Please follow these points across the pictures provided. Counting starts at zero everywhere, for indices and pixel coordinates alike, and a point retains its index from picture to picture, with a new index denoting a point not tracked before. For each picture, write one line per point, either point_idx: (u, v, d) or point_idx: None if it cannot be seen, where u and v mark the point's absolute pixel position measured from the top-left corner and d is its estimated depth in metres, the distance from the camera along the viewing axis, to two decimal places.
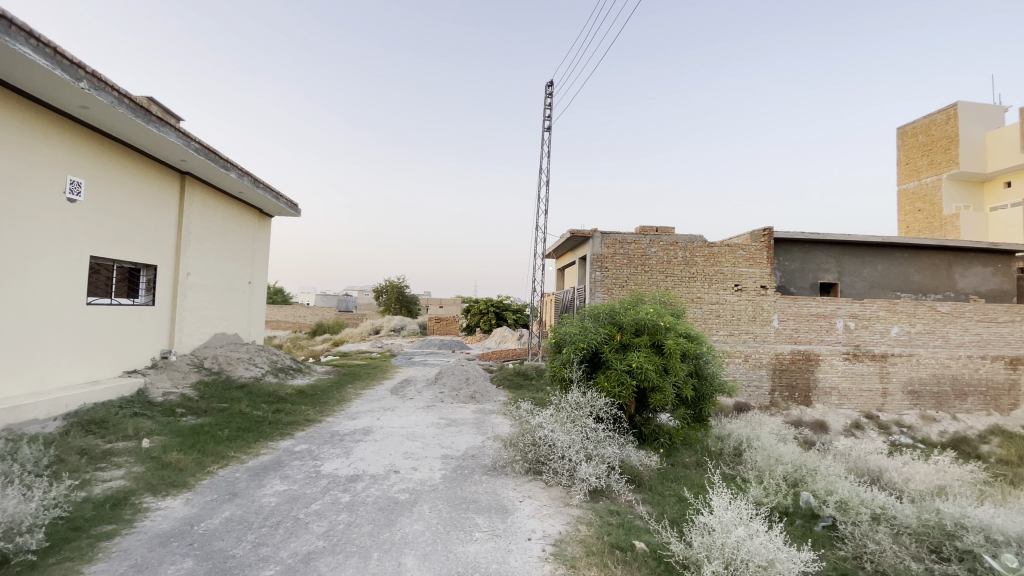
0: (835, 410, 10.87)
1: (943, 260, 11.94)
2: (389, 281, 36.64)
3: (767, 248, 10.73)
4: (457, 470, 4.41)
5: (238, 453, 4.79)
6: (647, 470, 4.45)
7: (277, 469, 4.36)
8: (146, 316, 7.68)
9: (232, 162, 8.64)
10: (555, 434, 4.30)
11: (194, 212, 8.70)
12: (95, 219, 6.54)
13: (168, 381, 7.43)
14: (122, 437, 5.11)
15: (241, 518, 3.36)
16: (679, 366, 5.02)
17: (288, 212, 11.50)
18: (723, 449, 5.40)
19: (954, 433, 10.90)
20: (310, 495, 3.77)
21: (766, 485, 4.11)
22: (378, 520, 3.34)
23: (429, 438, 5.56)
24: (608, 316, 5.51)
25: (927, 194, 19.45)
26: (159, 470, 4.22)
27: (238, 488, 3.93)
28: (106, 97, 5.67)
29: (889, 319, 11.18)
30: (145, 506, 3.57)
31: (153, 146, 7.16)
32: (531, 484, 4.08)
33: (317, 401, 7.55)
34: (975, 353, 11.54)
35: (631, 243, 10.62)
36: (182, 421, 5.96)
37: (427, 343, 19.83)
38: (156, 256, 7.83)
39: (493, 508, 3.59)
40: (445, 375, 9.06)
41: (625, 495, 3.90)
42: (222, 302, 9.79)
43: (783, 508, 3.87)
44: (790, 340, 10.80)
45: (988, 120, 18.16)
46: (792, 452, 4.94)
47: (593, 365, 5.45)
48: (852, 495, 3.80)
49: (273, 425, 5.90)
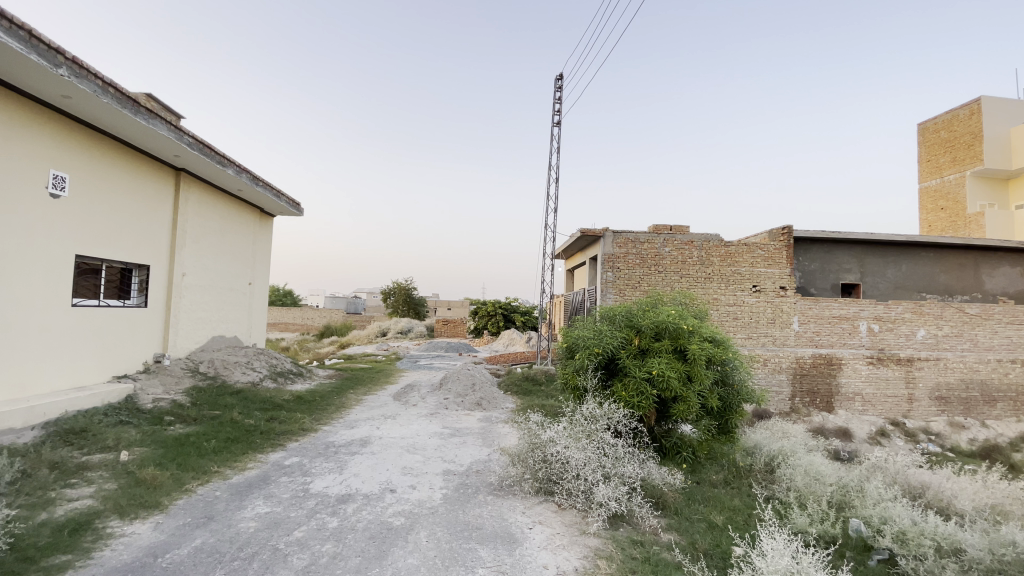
0: (859, 417, 10.27)
1: (971, 259, 11.31)
2: (396, 283, 36.27)
3: (786, 247, 10.21)
4: (459, 490, 3.97)
5: (221, 468, 4.41)
6: (672, 490, 3.99)
7: (261, 488, 3.95)
8: (138, 318, 7.36)
9: (229, 158, 8.32)
10: (568, 451, 3.84)
11: (190, 211, 8.39)
12: (81, 215, 6.22)
13: (160, 388, 7.08)
14: (101, 449, 4.76)
15: (212, 549, 2.96)
16: (703, 373, 4.56)
17: (290, 211, 11.19)
18: (753, 464, 4.89)
19: (986, 442, 10.25)
20: (294, 519, 3.36)
21: (809, 510, 3.59)
22: (368, 552, 2.92)
23: (431, 450, 5.13)
24: (624, 318, 5.09)
25: (950, 191, 18.69)
26: (131, 488, 3.84)
27: (215, 510, 3.53)
28: (88, 85, 5.34)
29: (915, 321, 10.60)
30: (109, 531, 3.20)
31: (145, 141, 6.88)
32: (542, 508, 3.64)
33: (314, 408, 7.16)
34: (1005, 357, 10.90)
35: (643, 242, 10.14)
36: (169, 430, 5.60)
37: (433, 346, 19.40)
38: (149, 255, 7.52)
39: (499, 537, 3.15)
40: (448, 381, 8.65)
41: (649, 520, 3.45)
42: (219, 304, 9.47)
43: (830, 537, 3.34)
44: (811, 344, 10.25)
45: (1014, 114, 17.43)
46: (833, 469, 4.42)
47: (608, 373, 5.00)
48: (912, 524, 3.28)
49: (265, 435, 5.52)
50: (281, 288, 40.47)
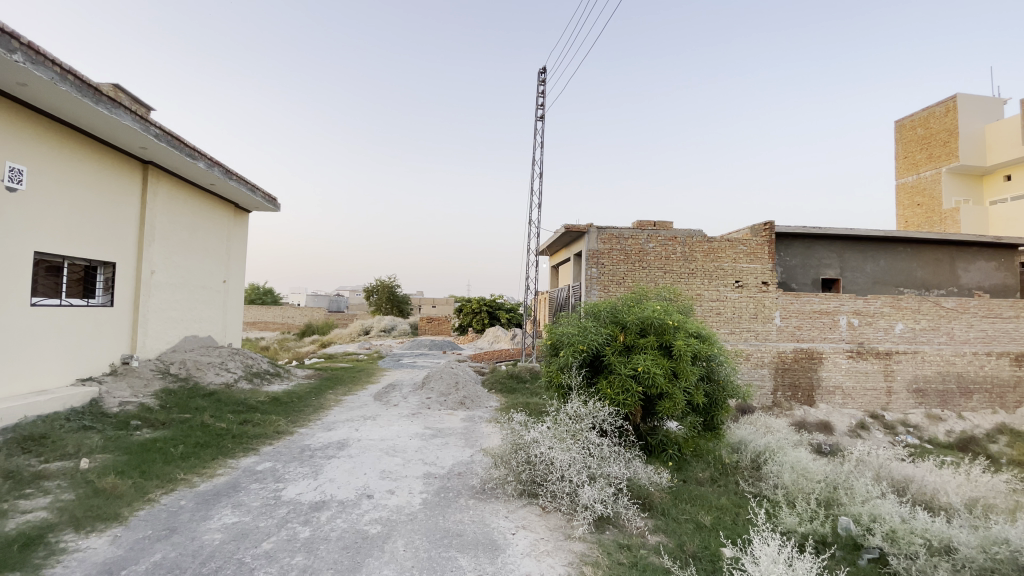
0: (839, 410, 10.41)
1: (946, 254, 11.53)
2: (380, 280, 35.77)
3: (768, 243, 10.26)
4: (440, 494, 3.82)
5: (188, 475, 4.18)
6: (658, 490, 3.91)
7: (230, 496, 3.74)
8: (104, 317, 7.02)
9: (200, 151, 7.99)
10: (553, 452, 3.72)
11: (159, 205, 8.04)
12: (40, 210, 5.88)
13: (128, 390, 6.75)
14: (61, 457, 4.49)
15: (173, 564, 2.76)
16: (689, 369, 4.48)
17: (266, 206, 10.87)
18: (739, 461, 4.84)
19: (962, 433, 10.46)
20: (263, 529, 3.17)
21: (798, 509, 3.52)
22: (342, 564, 2.75)
23: (411, 452, 4.96)
24: (609, 315, 4.98)
25: (926, 188, 19.09)
26: (89, 499, 3.60)
27: (178, 521, 3.32)
28: (45, 72, 5.01)
29: (894, 315, 10.75)
30: (62, 546, 2.96)
31: (109, 132, 6.55)
32: (526, 511, 3.52)
33: (291, 410, 6.92)
34: (980, 349, 11.14)
35: (627, 238, 10.08)
36: (135, 435, 5.32)
37: (417, 344, 19.17)
38: (115, 252, 7.20)
39: (481, 544, 3.01)
40: (431, 379, 8.47)
41: (636, 522, 3.35)
42: (191, 303, 9.11)
43: (821, 537, 3.27)
44: (793, 338, 10.33)
45: (987, 112, 17.86)
46: (819, 465, 4.39)
47: (593, 370, 4.90)
48: (902, 522, 3.24)
49: (237, 439, 5.28)
50: (261, 286, 39.68)
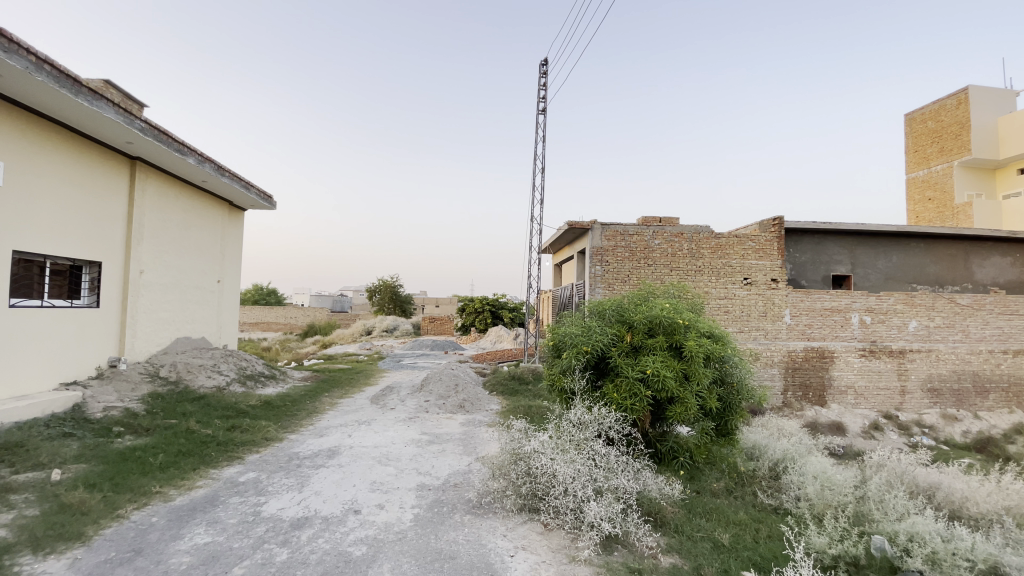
0: (851, 411, 10.06)
1: (960, 249, 11.12)
2: (381, 280, 35.48)
3: (778, 238, 9.91)
4: (434, 508, 3.52)
5: (165, 488, 3.90)
6: (670, 504, 3.61)
7: (205, 512, 3.45)
8: (89, 318, 6.76)
9: (189, 147, 7.71)
10: (555, 464, 3.42)
11: (147, 203, 7.78)
12: (18, 208, 5.62)
13: (114, 395, 6.49)
14: (32, 467, 4.21)
15: None
16: (702, 372, 4.17)
17: (261, 203, 10.60)
18: (755, 470, 4.52)
19: (978, 434, 10.08)
20: (236, 552, 2.88)
21: (827, 528, 3.20)
22: None
23: (405, 461, 4.68)
24: (615, 314, 4.67)
25: (937, 182, 18.66)
26: (53, 515, 3.30)
27: (145, 542, 3.04)
28: (20, 61, 4.74)
29: (907, 312, 10.39)
30: (15, 571, 2.67)
31: (92, 125, 6.28)
32: (526, 529, 3.22)
33: (282, 415, 6.65)
34: (997, 347, 10.76)
35: (632, 234, 9.75)
36: (115, 442, 5.05)
37: (419, 344, 18.89)
38: (101, 251, 6.95)
39: (475, 568, 2.72)
40: (430, 381, 8.18)
41: (647, 542, 3.05)
42: (183, 303, 8.86)
43: (852, 560, 2.94)
44: (803, 337, 9.98)
45: (1000, 104, 17.40)
46: (842, 472, 4.08)
47: (598, 372, 4.58)
48: (942, 542, 2.92)
49: (221, 446, 5.01)
50: (262, 287, 39.47)
